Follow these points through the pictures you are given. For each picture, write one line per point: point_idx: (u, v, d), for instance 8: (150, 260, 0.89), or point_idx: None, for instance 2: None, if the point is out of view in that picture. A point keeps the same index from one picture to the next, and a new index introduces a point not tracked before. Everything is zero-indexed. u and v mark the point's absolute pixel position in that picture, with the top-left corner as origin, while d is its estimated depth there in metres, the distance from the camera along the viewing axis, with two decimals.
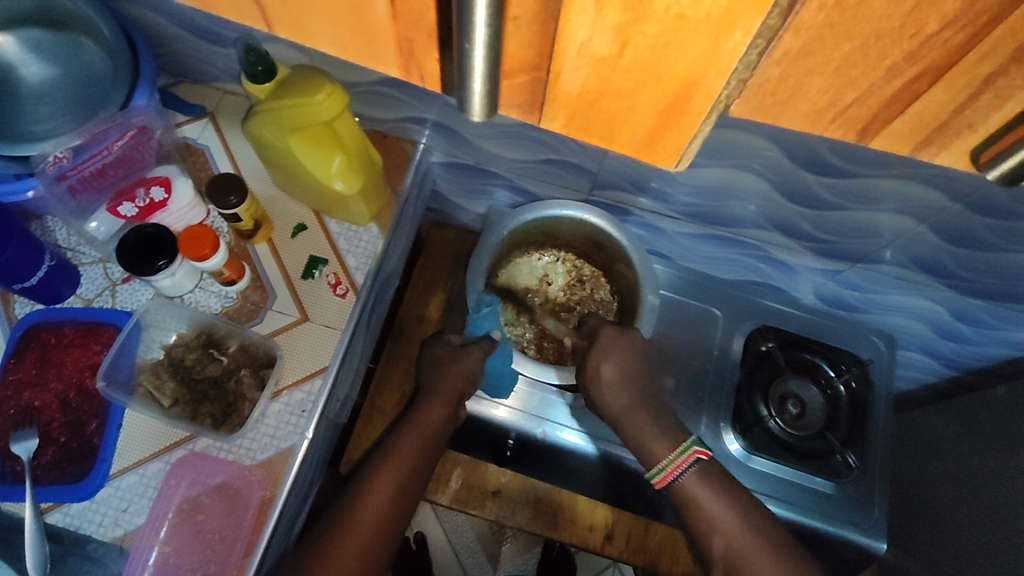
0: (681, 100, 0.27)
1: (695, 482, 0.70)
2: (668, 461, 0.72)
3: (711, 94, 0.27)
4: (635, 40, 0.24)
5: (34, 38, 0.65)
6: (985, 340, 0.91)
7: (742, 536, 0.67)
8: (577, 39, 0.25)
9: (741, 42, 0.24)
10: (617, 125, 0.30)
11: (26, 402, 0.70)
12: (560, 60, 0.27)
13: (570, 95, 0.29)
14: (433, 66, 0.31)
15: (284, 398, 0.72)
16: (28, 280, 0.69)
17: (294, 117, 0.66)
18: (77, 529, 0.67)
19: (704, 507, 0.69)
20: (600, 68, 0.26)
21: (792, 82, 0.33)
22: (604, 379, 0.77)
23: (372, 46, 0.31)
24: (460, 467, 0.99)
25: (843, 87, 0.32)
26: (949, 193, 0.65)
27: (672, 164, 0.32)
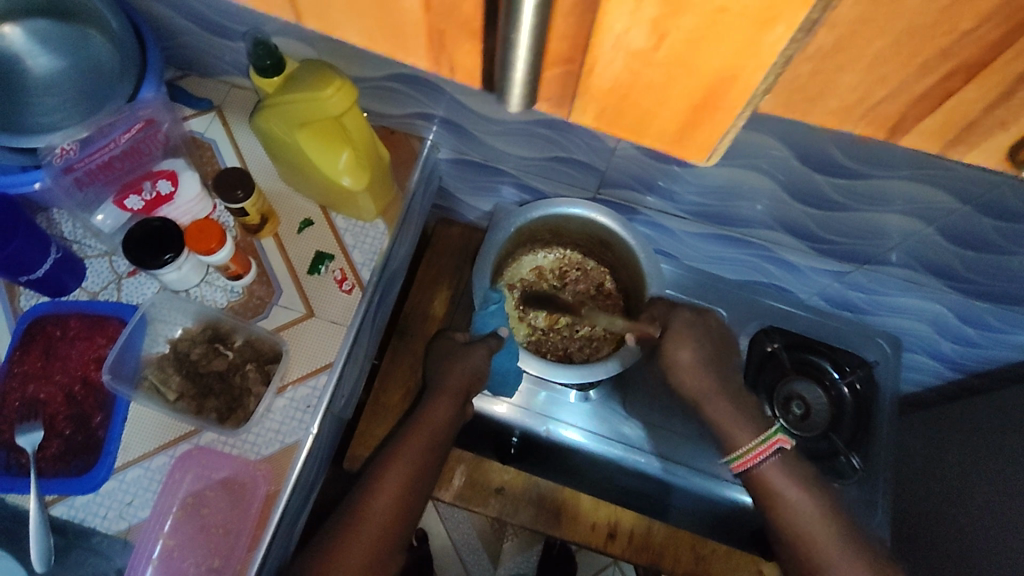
0: (714, 96, 0.23)
1: (776, 470, 0.71)
2: (748, 448, 0.72)
3: (749, 91, 0.22)
4: (673, 33, 0.21)
5: (40, 29, 0.65)
6: (991, 343, 0.91)
7: (808, 521, 0.68)
8: (612, 31, 0.22)
9: (783, 37, 0.20)
10: (647, 122, 0.26)
11: (31, 394, 0.70)
12: (593, 53, 0.23)
13: (601, 89, 0.25)
14: (465, 58, 0.27)
15: (289, 392, 0.72)
16: (35, 272, 0.69)
17: (302, 112, 0.66)
18: (81, 522, 0.67)
19: (784, 495, 0.70)
20: (635, 62, 0.23)
21: (825, 77, 0.34)
22: (682, 365, 0.75)
23: (402, 39, 0.27)
24: (463, 464, 0.99)
25: (874, 83, 0.33)
26: (959, 195, 0.65)
27: (702, 160, 0.28)
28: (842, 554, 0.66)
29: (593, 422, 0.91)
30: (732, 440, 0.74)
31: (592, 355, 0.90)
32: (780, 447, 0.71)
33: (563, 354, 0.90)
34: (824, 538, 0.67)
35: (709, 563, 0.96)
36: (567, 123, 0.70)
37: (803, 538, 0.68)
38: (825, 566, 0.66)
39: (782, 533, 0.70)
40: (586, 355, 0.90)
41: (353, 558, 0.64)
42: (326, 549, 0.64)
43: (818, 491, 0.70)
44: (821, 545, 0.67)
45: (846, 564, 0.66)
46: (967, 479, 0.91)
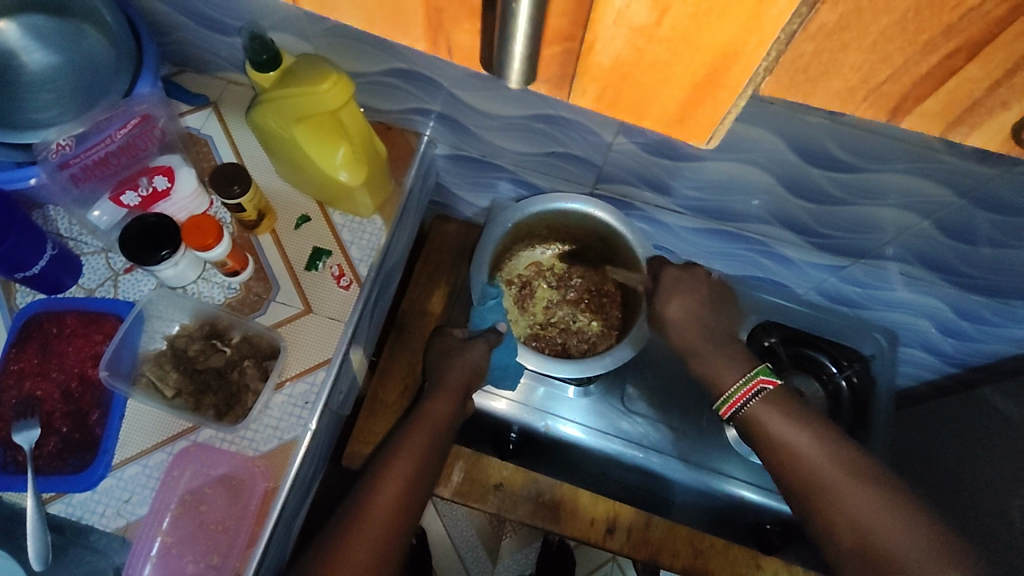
0: (718, 73, 0.23)
1: (768, 407, 0.63)
2: (734, 389, 0.66)
3: (750, 69, 0.22)
4: (675, 5, 0.21)
5: (37, 25, 0.65)
6: (987, 336, 0.91)
7: (811, 455, 0.60)
8: (613, 6, 0.21)
9: (786, 9, 0.20)
10: (647, 101, 0.26)
11: (28, 391, 0.70)
12: (595, 30, 0.23)
13: (602, 69, 0.25)
14: (463, 39, 0.26)
15: (287, 389, 0.72)
16: (31, 269, 0.69)
17: (298, 106, 0.66)
18: (79, 519, 0.66)
19: (778, 435, 0.62)
20: (637, 40, 0.22)
21: (825, 59, 0.29)
22: (672, 317, 0.72)
23: (401, 18, 0.26)
24: (463, 461, 0.95)
25: (877, 64, 0.29)
26: (955, 188, 0.65)
27: (702, 142, 0.27)
28: (853, 490, 0.57)
29: (590, 418, 0.91)
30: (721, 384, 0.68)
31: (590, 351, 0.90)
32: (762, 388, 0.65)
33: (560, 348, 0.90)
34: (836, 484, 0.57)
35: (707, 558, 0.92)
36: (564, 117, 0.70)
37: (803, 476, 0.59)
38: (843, 509, 0.56)
39: (788, 477, 0.61)
40: (583, 350, 0.90)
41: (357, 556, 0.62)
42: (329, 546, 0.63)
43: (811, 420, 0.62)
44: (840, 492, 0.57)
45: (865, 501, 0.56)
46: (962, 473, 0.91)
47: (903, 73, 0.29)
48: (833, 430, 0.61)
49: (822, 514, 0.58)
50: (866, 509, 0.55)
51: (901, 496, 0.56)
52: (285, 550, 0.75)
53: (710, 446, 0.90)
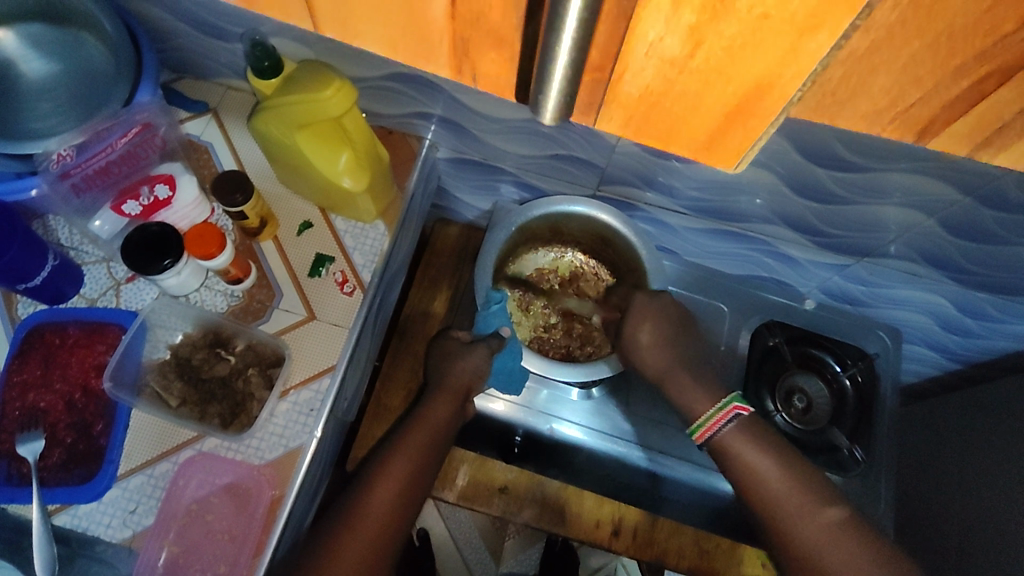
0: (750, 103, 0.27)
1: (738, 436, 0.68)
2: (710, 416, 0.72)
3: (784, 97, 0.26)
4: (709, 40, 0.24)
5: (33, 33, 0.64)
6: (989, 332, 0.91)
7: (773, 485, 0.65)
8: (646, 38, 0.25)
9: (823, 44, 0.23)
10: (676, 127, 0.30)
11: (31, 403, 0.69)
12: (626, 61, 0.26)
13: (629, 97, 0.28)
14: (488, 65, 0.30)
15: (292, 397, 0.72)
16: (32, 280, 0.68)
17: (301, 113, 0.66)
18: (85, 531, 0.66)
19: (746, 462, 0.67)
20: (668, 71, 0.26)
21: (856, 81, 0.40)
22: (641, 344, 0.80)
23: (426, 45, 0.30)
24: (467, 464, 0.96)
25: (908, 85, 0.39)
26: (960, 186, 0.65)
27: (728, 166, 0.32)
28: (808, 521, 0.61)
29: (594, 420, 0.91)
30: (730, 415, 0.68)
31: (592, 354, 0.90)
32: (737, 415, 0.70)
33: (564, 352, 0.90)
34: (796, 514, 0.62)
35: (713, 558, 0.95)
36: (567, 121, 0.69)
37: (764, 505, 0.64)
38: (797, 540, 0.61)
39: (755, 503, 0.65)
40: (587, 353, 0.90)
41: (348, 556, 0.61)
42: (324, 542, 0.62)
43: (775, 445, 0.67)
44: (798, 523, 0.62)
45: (819, 536, 0.61)
46: (966, 469, 0.92)
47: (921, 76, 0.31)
48: (794, 456, 0.67)
49: (775, 539, 0.63)
50: (820, 543, 0.60)
51: (853, 532, 0.60)
52: None
53: None
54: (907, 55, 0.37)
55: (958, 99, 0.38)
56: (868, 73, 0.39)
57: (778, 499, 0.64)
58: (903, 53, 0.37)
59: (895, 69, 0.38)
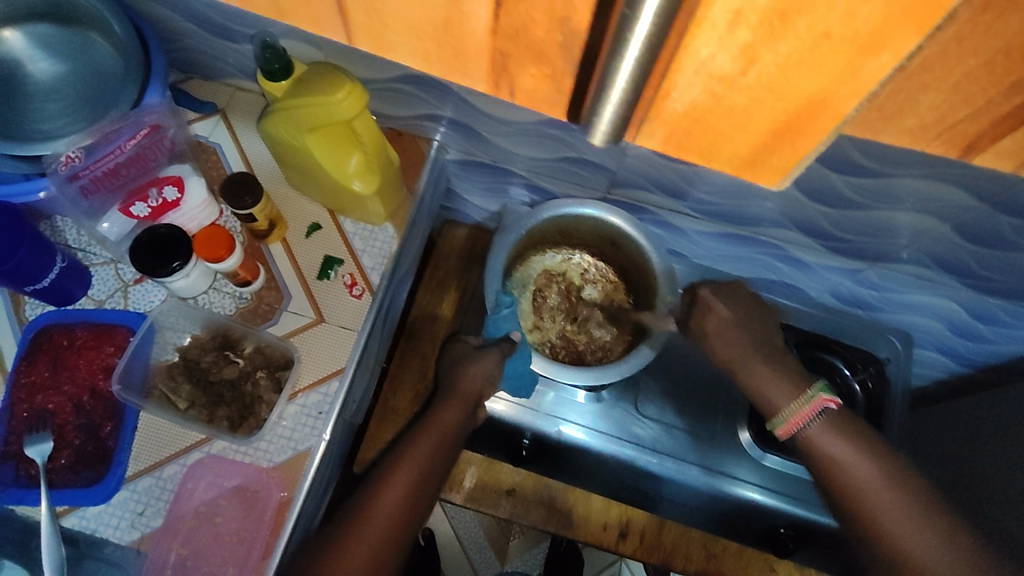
0: (802, 119, 0.27)
1: (834, 437, 0.58)
2: (795, 408, 0.61)
3: (836, 117, 0.26)
4: (764, 57, 0.24)
5: (43, 34, 0.65)
6: (1001, 338, 0.91)
7: (878, 493, 0.54)
8: (698, 57, 0.25)
9: (883, 66, 0.23)
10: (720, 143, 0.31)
11: (39, 404, 0.69)
12: (672, 79, 0.27)
13: (673, 113, 0.30)
14: (526, 81, 0.31)
15: (300, 399, 0.71)
16: (41, 281, 0.68)
17: (312, 116, 0.65)
18: (94, 533, 0.66)
19: (840, 463, 0.56)
20: (715, 85, 0.26)
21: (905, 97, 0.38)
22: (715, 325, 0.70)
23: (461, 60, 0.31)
24: (475, 466, 0.98)
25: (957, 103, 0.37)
26: (974, 193, 0.64)
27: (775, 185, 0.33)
28: (922, 536, 0.51)
29: (602, 423, 0.90)
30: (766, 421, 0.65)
31: (603, 358, 0.89)
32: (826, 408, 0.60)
33: (575, 356, 0.89)
34: (907, 528, 0.51)
35: (720, 560, 0.96)
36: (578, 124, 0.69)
37: (870, 515, 0.54)
38: (911, 557, 0.51)
39: (850, 512, 0.55)
40: (598, 358, 0.89)
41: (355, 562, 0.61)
42: (327, 547, 0.62)
43: (884, 455, 0.56)
44: (920, 543, 0.51)
45: (935, 553, 0.50)
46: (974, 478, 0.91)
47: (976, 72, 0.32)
48: (910, 470, 0.55)
49: (886, 557, 0.52)
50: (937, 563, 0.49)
51: (976, 555, 0.50)
52: None
53: (723, 451, 0.89)
54: (960, 71, 0.35)
55: (1000, 120, 0.38)
56: (921, 89, 0.36)
57: (887, 510, 0.53)
58: (957, 70, 0.35)
59: (947, 84, 0.36)
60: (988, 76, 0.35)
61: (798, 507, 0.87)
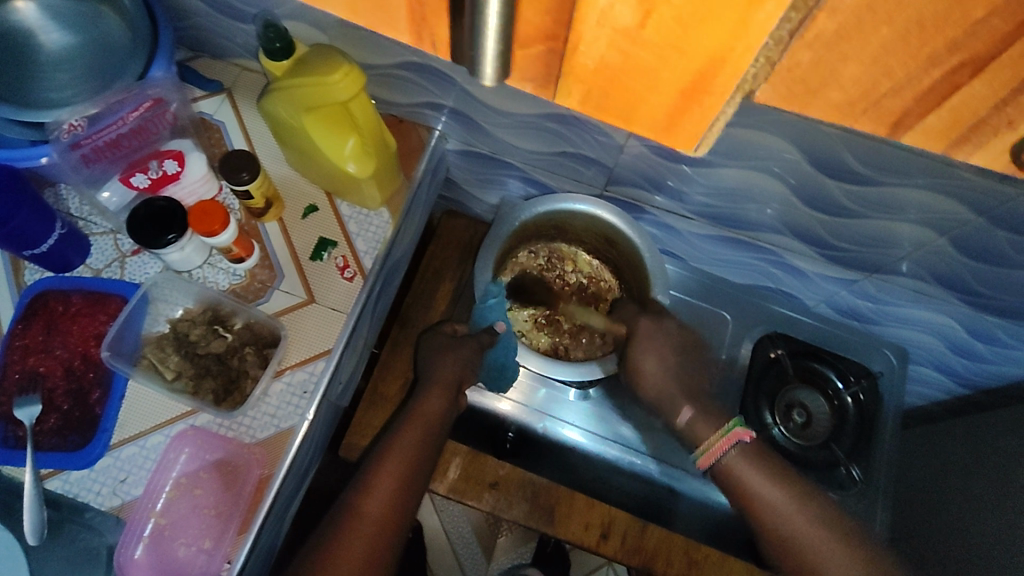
0: (702, 82, 0.27)
1: (745, 464, 0.66)
2: (712, 440, 0.69)
3: (736, 73, 0.27)
4: (660, 12, 0.24)
5: (54, 6, 0.66)
6: (1000, 358, 0.89)
7: (778, 510, 0.63)
8: (599, 8, 0.25)
9: (769, 18, 0.23)
10: (636, 104, 0.30)
11: (31, 367, 0.71)
12: (580, 35, 0.27)
13: (587, 70, 0.29)
14: (443, 31, 0.31)
15: (286, 377, 0.72)
16: (40, 246, 0.69)
17: (309, 97, 0.66)
18: (75, 497, 0.67)
19: (753, 487, 0.64)
20: (621, 41, 0.26)
21: (824, 67, 0.34)
22: (646, 371, 0.76)
23: (387, 11, 0.31)
24: (459, 456, 0.95)
25: (880, 77, 0.33)
26: (972, 206, 0.64)
27: (687, 145, 0.33)
28: (830, 551, 0.60)
29: (591, 422, 0.90)
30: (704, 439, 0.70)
31: (587, 354, 0.91)
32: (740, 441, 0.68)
33: (553, 350, 0.91)
34: (804, 535, 0.61)
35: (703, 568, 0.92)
36: (576, 117, 0.69)
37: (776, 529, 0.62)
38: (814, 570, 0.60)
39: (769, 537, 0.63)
40: (581, 354, 0.90)
41: (353, 555, 0.62)
42: (323, 547, 0.63)
43: (779, 471, 0.65)
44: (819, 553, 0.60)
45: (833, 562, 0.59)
46: (968, 502, 0.90)
47: (902, 89, 0.34)
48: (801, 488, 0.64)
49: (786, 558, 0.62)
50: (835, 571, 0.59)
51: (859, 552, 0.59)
52: (279, 531, 0.75)
53: None
54: (877, 44, 0.31)
55: (936, 91, 0.33)
56: (838, 60, 0.33)
57: (791, 528, 0.62)
58: (873, 41, 0.31)
59: (866, 56, 0.32)
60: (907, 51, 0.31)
61: None
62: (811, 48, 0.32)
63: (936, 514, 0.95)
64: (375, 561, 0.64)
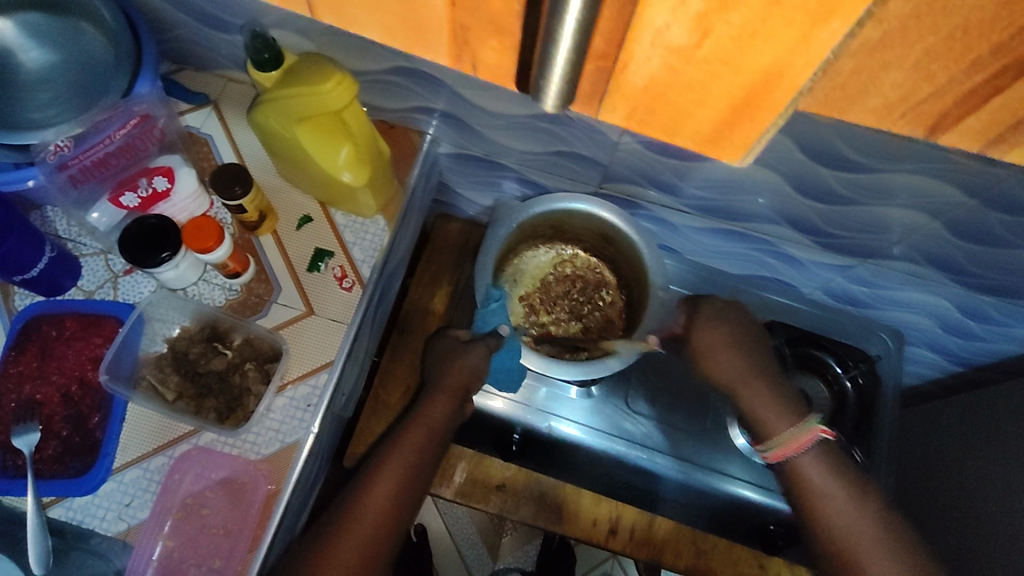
0: (758, 95, 0.23)
1: (818, 466, 0.64)
2: (789, 434, 0.66)
3: (794, 89, 0.23)
4: (718, 28, 0.21)
5: (32, 23, 0.64)
6: (993, 336, 0.91)
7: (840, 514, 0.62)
8: (653, 24, 0.22)
9: (837, 32, 0.20)
10: (681, 121, 0.26)
11: (27, 395, 0.69)
12: (630, 50, 0.23)
13: (635, 88, 0.25)
14: (488, 54, 0.27)
15: (289, 391, 0.71)
16: (29, 272, 0.68)
17: (301, 106, 0.65)
18: (80, 524, 0.66)
19: (824, 492, 0.63)
20: (674, 61, 0.23)
21: (869, 74, 0.36)
22: (708, 350, 0.69)
23: (423, 34, 0.27)
24: (464, 461, 0.97)
25: (920, 80, 0.35)
26: (964, 189, 0.64)
27: (736, 160, 0.28)
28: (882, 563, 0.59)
29: (594, 418, 0.90)
30: (766, 429, 0.67)
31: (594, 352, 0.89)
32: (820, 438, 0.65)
33: (560, 350, 0.90)
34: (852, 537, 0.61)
35: (709, 558, 0.95)
36: (568, 116, 0.69)
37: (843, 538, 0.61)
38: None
39: (819, 532, 0.63)
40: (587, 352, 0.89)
41: (344, 557, 0.62)
42: (318, 549, 0.63)
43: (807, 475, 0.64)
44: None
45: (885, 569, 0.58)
46: (969, 478, 0.92)
47: (941, 91, 0.35)
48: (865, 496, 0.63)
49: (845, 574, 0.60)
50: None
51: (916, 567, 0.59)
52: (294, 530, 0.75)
53: (712, 447, 0.88)
54: (921, 49, 0.33)
55: (977, 91, 0.34)
56: (881, 66, 0.35)
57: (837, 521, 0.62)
58: (915, 49, 0.33)
59: (909, 62, 0.34)
60: (948, 57, 0.33)
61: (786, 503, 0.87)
62: (857, 58, 0.34)
63: (938, 492, 0.96)
64: (367, 566, 0.64)
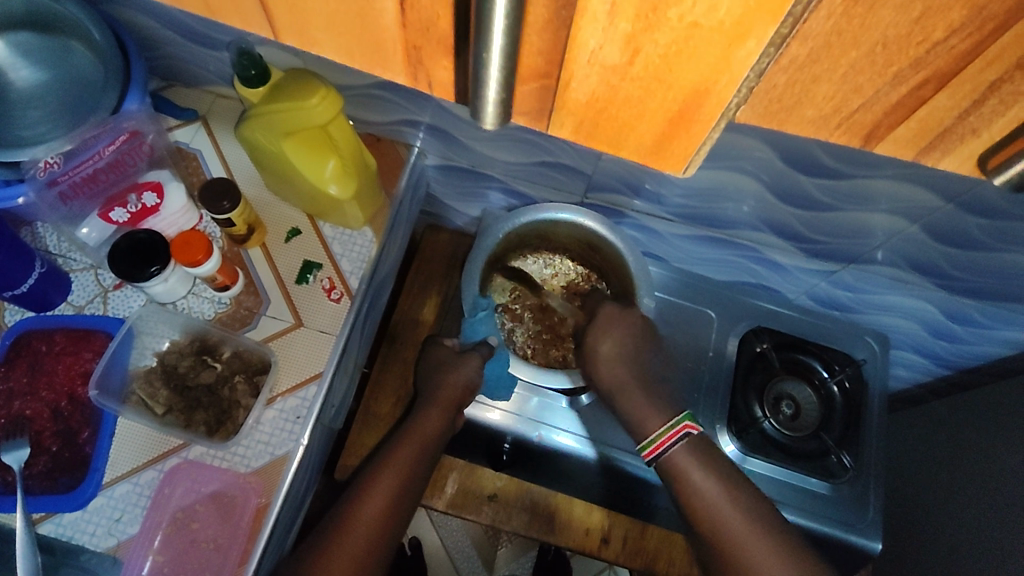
0: (690, 109, 0.24)
1: (687, 457, 0.72)
2: (660, 432, 0.74)
3: (722, 104, 0.24)
4: (647, 48, 0.22)
5: (23, 42, 0.64)
6: (977, 338, 0.92)
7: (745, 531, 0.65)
8: (587, 47, 0.23)
9: (753, 51, 0.21)
10: (626, 133, 0.27)
11: (17, 411, 0.69)
12: (570, 69, 0.24)
13: (579, 104, 0.26)
14: (441, 74, 0.28)
15: (278, 404, 0.72)
16: (20, 286, 0.68)
17: (287, 121, 0.66)
18: (69, 540, 0.66)
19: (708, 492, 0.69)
20: (610, 78, 0.24)
21: (799, 89, 0.31)
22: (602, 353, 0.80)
23: (381, 55, 0.27)
24: (456, 471, 0.96)
25: (850, 94, 0.31)
26: (941, 193, 0.65)
27: (679, 171, 0.29)
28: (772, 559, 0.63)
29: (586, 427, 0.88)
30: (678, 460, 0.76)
31: None
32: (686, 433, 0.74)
33: (560, 360, 0.91)
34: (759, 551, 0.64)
35: None
36: None
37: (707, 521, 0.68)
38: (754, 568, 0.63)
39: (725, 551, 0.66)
40: None
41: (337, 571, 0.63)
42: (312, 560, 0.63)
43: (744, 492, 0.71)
44: (751, 541, 0.65)
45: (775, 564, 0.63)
46: (961, 482, 0.92)
47: (875, 102, 0.31)
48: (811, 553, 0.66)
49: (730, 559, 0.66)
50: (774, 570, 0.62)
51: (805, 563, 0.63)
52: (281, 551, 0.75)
53: None
54: (848, 64, 0.29)
55: (904, 104, 0.31)
56: (810, 82, 0.30)
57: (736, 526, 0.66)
58: (843, 64, 0.29)
59: (837, 76, 0.29)
60: (875, 69, 0.29)
61: (789, 512, 0.88)
62: (788, 71, 0.30)
63: (932, 495, 0.97)
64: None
